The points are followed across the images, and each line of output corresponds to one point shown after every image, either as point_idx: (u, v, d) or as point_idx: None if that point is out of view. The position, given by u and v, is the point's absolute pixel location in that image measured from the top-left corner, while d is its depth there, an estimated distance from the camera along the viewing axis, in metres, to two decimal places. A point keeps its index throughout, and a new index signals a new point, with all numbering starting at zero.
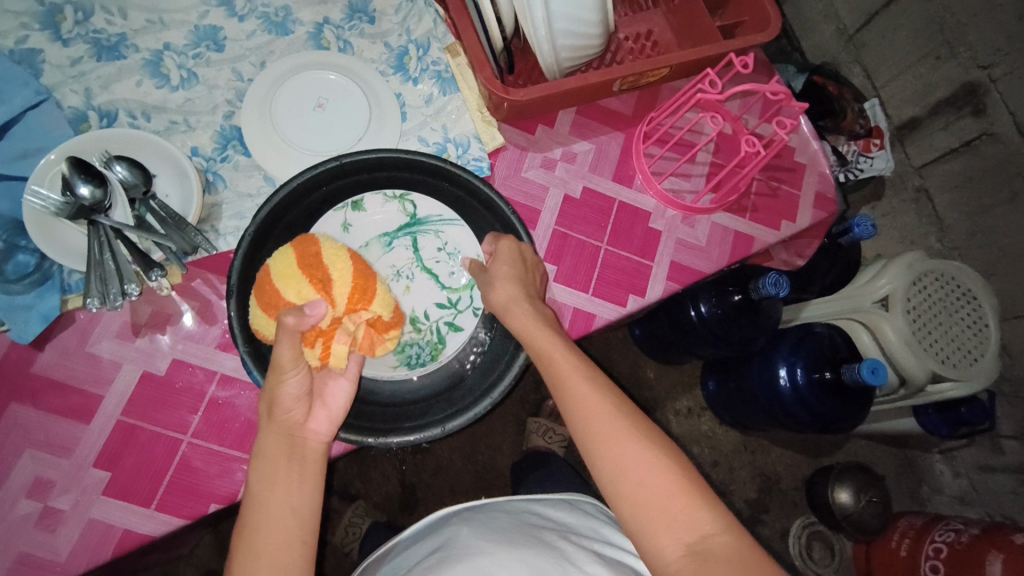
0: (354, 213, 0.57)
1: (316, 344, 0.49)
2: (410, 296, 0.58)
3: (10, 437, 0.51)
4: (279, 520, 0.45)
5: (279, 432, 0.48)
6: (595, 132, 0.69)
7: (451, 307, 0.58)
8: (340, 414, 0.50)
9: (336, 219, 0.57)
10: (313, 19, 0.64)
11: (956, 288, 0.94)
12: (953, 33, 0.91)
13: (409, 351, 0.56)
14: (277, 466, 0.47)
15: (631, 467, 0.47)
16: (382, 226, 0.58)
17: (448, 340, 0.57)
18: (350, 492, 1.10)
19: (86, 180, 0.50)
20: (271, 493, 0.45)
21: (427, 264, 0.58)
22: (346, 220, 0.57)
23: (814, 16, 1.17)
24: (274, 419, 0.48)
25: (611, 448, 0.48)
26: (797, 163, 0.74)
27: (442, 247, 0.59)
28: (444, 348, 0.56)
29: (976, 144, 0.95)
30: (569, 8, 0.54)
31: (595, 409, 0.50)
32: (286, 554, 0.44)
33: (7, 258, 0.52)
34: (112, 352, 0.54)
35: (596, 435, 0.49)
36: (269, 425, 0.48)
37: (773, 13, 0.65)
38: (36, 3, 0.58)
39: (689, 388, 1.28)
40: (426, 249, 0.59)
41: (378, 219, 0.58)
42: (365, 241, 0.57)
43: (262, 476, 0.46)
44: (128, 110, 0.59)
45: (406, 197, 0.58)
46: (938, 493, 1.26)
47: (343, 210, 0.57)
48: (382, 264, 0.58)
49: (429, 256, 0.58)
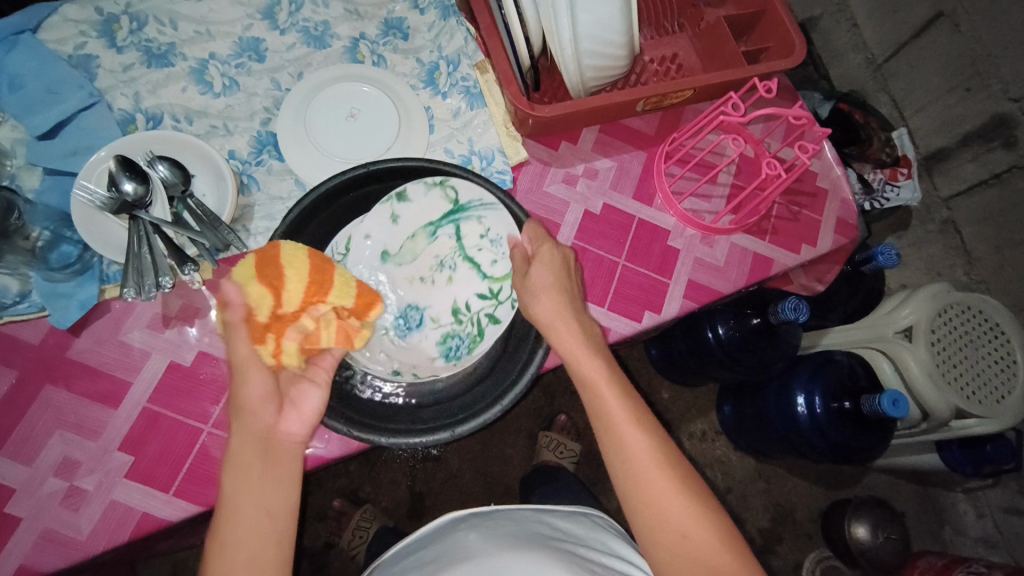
0: (399, 205, 0.59)
1: (267, 339, 0.52)
2: (452, 286, 0.60)
3: (43, 417, 0.53)
4: (255, 525, 0.45)
5: (249, 437, 0.48)
6: (618, 150, 0.71)
7: (491, 298, 0.59)
8: (313, 416, 0.50)
9: (383, 212, 0.58)
10: (350, 34, 0.67)
11: (984, 323, 0.92)
12: (984, 65, 0.90)
13: (451, 342, 0.57)
14: (250, 469, 0.47)
15: (651, 486, 0.48)
16: (427, 217, 0.59)
17: (486, 333, 0.57)
18: (360, 496, 1.11)
19: (130, 177, 0.53)
20: (244, 496, 0.46)
21: (468, 253, 0.60)
22: (393, 212, 0.59)
23: (842, 45, 1.17)
24: (245, 424, 0.49)
25: (633, 464, 0.49)
26: (819, 188, 0.74)
27: (483, 233, 0.59)
28: (481, 341, 0.57)
29: (1006, 177, 0.94)
30: (596, 29, 0.56)
31: (621, 426, 0.51)
32: (261, 556, 0.45)
33: (52, 248, 0.55)
34: (142, 342, 0.56)
35: (618, 450, 0.50)
36: (239, 431, 0.49)
37: (798, 39, 0.66)
38: (95, 13, 0.62)
39: (703, 412, 1.27)
40: (468, 236, 0.60)
41: (423, 210, 0.59)
42: (412, 232, 0.60)
43: (236, 481, 0.47)
44: (172, 114, 0.62)
45: (446, 183, 0.59)
46: (961, 535, 1.21)
47: (389, 202, 0.58)
48: (429, 252, 0.60)
49: (471, 244, 0.60)
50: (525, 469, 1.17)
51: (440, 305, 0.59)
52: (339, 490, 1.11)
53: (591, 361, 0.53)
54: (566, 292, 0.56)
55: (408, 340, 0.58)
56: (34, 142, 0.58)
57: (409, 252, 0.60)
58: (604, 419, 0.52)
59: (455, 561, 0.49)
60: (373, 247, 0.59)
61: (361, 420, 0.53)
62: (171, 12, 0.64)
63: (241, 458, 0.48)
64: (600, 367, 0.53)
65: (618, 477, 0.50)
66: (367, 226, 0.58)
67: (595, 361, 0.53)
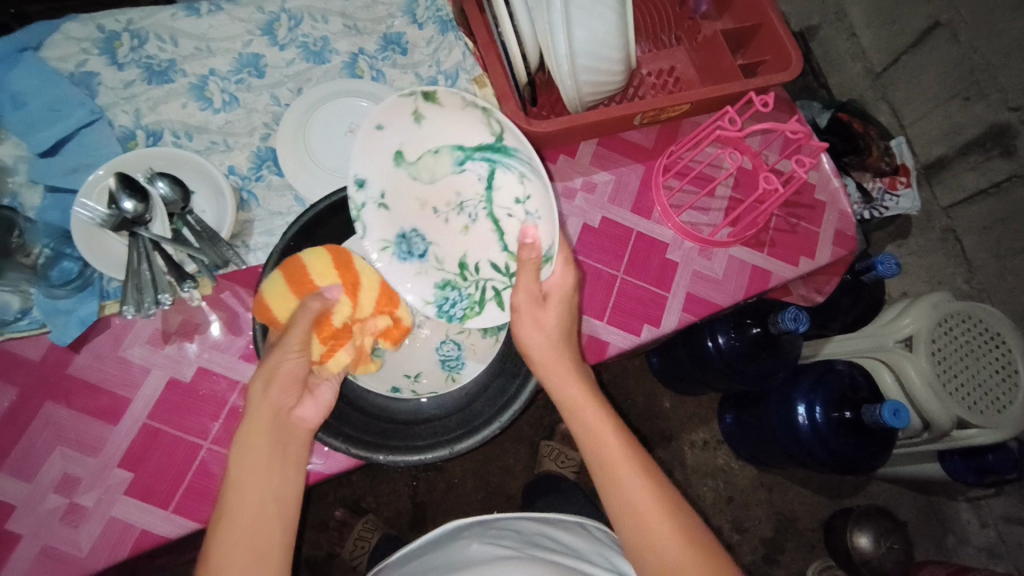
0: (427, 106, 0.56)
1: (327, 341, 0.53)
2: (467, 236, 0.61)
3: (43, 434, 0.53)
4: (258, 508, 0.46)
5: (266, 413, 0.48)
6: (616, 163, 0.71)
7: (503, 273, 0.60)
8: (329, 402, 0.51)
9: (406, 106, 0.56)
10: (349, 49, 0.67)
11: (984, 332, 0.92)
12: (983, 75, 0.91)
13: (449, 295, 0.59)
14: (259, 450, 0.47)
15: (656, 534, 0.48)
16: (456, 136, 0.58)
17: (486, 308, 0.59)
18: (361, 506, 1.10)
19: (130, 195, 0.53)
20: (252, 479, 0.46)
21: (494, 213, 0.60)
22: (417, 110, 0.56)
23: (842, 54, 1.17)
24: (260, 401, 0.49)
25: (635, 512, 0.49)
26: (817, 200, 0.74)
27: (519, 198, 0.59)
28: (477, 314, 0.59)
29: (1006, 186, 0.94)
30: (593, 45, 0.56)
31: (624, 473, 0.50)
32: (262, 540, 0.45)
33: (53, 265, 0.55)
34: (142, 358, 0.57)
35: (621, 497, 0.50)
36: (257, 404, 0.49)
37: (794, 52, 0.66)
38: (97, 30, 0.63)
39: (705, 421, 1.26)
40: (499, 186, 0.60)
41: (452, 125, 0.58)
42: (437, 147, 0.59)
43: (245, 459, 0.47)
44: (173, 130, 0.63)
45: (490, 115, 0.56)
46: (965, 544, 1.20)
47: (414, 99, 0.56)
48: (450, 182, 0.60)
49: (502, 202, 0.60)
50: (526, 479, 1.16)
51: (449, 247, 0.61)
52: (340, 500, 1.11)
53: (595, 414, 0.52)
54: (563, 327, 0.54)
55: (407, 266, 0.59)
56: (36, 159, 0.59)
57: (427, 169, 0.60)
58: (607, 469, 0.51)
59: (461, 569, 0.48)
60: (390, 140, 0.57)
61: (358, 437, 0.53)
62: (172, 29, 0.64)
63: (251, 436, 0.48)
64: (602, 416, 0.52)
65: (621, 526, 0.49)
66: (382, 116, 0.55)
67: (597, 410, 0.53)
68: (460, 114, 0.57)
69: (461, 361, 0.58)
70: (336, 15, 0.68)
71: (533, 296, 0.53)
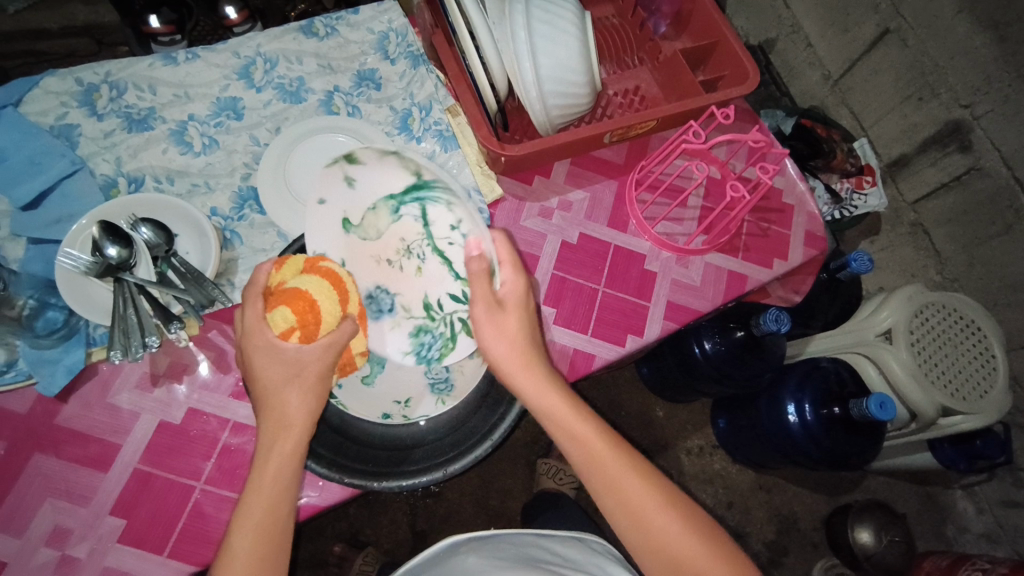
0: (354, 168, 0.57)
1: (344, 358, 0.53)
2: (421, 278, 0.60)
3: (31, 487, 0.53)
4: (265, 510, 0.46)
5: (282, 413, 0.47)
6: (590, 181, 0.73)
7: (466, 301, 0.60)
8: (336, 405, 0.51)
9: (337, 174, 0.57)
10: (324, 87, 0.69)
11: (959, 320, 0.94)
12: (933, 76, 0.95)
13: (424, 340, 0.59)
14: (275, 450, 0.47)
15: (643, 511, 0.51)
16: (386, 186, 0.59)
17: (459, 340, 0.59)
18: (361, 539, 1.09)
19: (113, 242, 0.54)
20: (264, 479, 0.46)
21: (438, 246, 0.60)
22: (347, 175, 0.58)
23: (800, 63, 1.21)
24: (282, 401, 0.47)
25: (628, 503, 0.51)
26: (785, 204, 0.77)
27: (453, 225, 0.58)
28: (454, 347, 0.59)
29: (965, 179, 0.98)
30: (557, 71, 0.59)
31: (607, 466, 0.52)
32: (267, 542, 0.45)
33: (37, 315, 0.56)
34: (131, 403, 0.57)
35: (612, 490, 0.51)
36: (278, 402, 0.47)
37: (751, 66, 0.70)
38: (75, 83, 0.64)
39: (699, 427, 1.27)
40: (435, 220, 0.59)
41: (380, 179, 0.58)
42: (372, 204, 0.59)
43: (262, 458, 0.47)
44: (154, 175, 0.64)
45: (404, 155, 0.57)
46: (964, 531, 1.22)
47: (340, 164, 0.57)
48: (393, 232, 0.60)
49: (441, 233, 0.59)
50: (525, 498, 1.16)
51: (411, 294, 0.60)
52: (339, 534, 1.09)
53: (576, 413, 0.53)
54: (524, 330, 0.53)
55: (383, 323, 0.59)
56: (19, 213, 0.59)
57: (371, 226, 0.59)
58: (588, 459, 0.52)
59: None
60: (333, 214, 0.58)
61: (354, 467, 0.53)
62: (150, 78, 0.66)
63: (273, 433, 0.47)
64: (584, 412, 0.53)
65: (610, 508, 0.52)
66: (321, 190, 0.57)
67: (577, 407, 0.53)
68: (377, 168, 0.58)
69: (450, 383, 0.59)
70: (309, 56, 0.70)
71: (490, 303, 0.53)
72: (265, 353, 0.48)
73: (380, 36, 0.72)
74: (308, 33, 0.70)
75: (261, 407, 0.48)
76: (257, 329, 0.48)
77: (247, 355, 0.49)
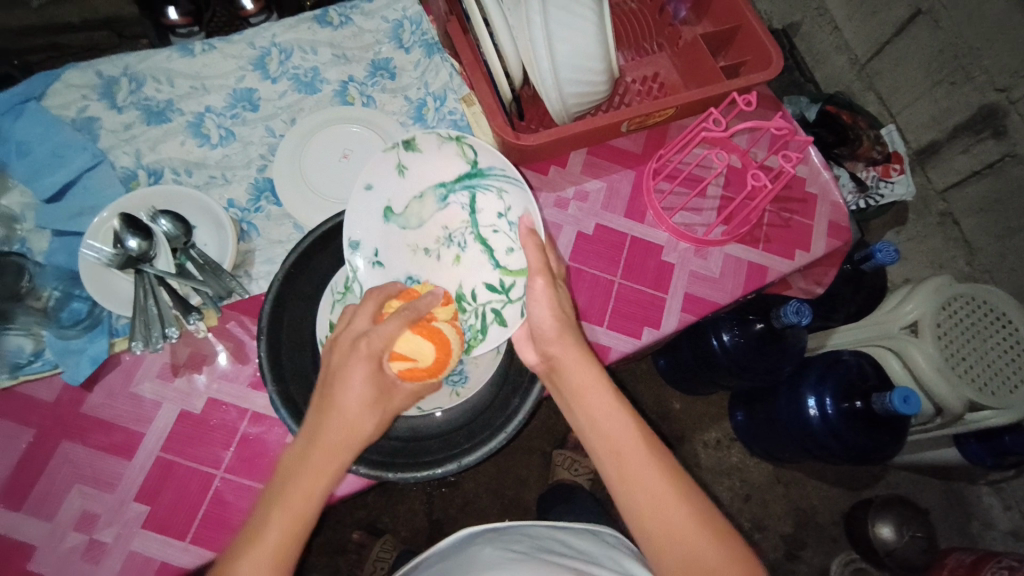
0: (407, 155, 0.61)
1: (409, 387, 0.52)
2: (461, 265, 0.64)
3: (60, 473, 0.54)
4: (298, 513, 0.43)
5: (350, 423, 0.46)
6: (607, 170, 0.72)
7: (501, 293, 0.62)
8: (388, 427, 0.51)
9: (391, 160, 0.61)
10: (339, 78, 0.69)
11: (989, 313, 0.91)
12: (967, 59, 0.91)
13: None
14: (324, 457, 0.45)
15: (644, 478, 0.48)
16: (436, 175, 0.63)
17: (490, 333, 0.60)
18: (378, 527, 1.11)
19: (134, 234, 0.55)
20: (309, 478, 0.44)
21: (481, 233, 0.64)
22: (401, 161, 0.61)
23: (825, 48, 1.18)
24: (351, 412, 0.47)
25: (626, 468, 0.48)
26: (808, 193, 0.75)
27: (501, 212, 0.63)
28: (480, 342, 0.60)
29: (1000, 166, 0.94)
30: (575, 59, 0.58)
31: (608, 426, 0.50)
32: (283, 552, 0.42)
33: (63, 306, 0.57)
34: (153, 392, 0.58)
35: (610, 455, 0.49)
36: (353, 412, 0.47)
37: (774, 51, 0.68)
38: (95, 76, 0.65)
39: (716, 420, 1.26)
40: (482, 208, 0.64)
41: (431, 166, 0.63)
42: (420, 192, 0.63)
43: (309, 461, 0.45)
44: (173, 167, 0.64)
45: (462, 140, 0.62)
46: (990, 528, 1.19)
47: (397, 150, 0.61)
48: (437, 220, 0.64)
49: (485, 221, 0.64)
50: (541, 489, 1.16)
51: (443, 284, 0.63)
52: (357, 522, 1.11)
53: (594, 379, 0.53)
54: (564, 307, 0.57)
55: None
56: (42, 206, 0.60)
57: (415, 215, 0.63)
58: (589, 414, 0.52)
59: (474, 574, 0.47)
60: (379, 198, 0.61)
61: (369, 456, 0.53)
62: (168, 71, 0.66)
63: (339, 448, 0.46)
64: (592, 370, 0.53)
65: (607, 469, 0.49)
66: (369, 175, 0.59)
67: (590, 369, 0.53)
68: (431, 156, 0.62)
69: (464, 375, 0.59)
70: (324, 46, 0.70)
71: (547, 274, 0.56)
72: (374, 367, 0.48)
73: (395, 25, 0.71)
74: (323, 22, 0.70)
75: (329, 409, 0.47)
76: (378, 339, 0.49)
77: (345, 354, 0.49)
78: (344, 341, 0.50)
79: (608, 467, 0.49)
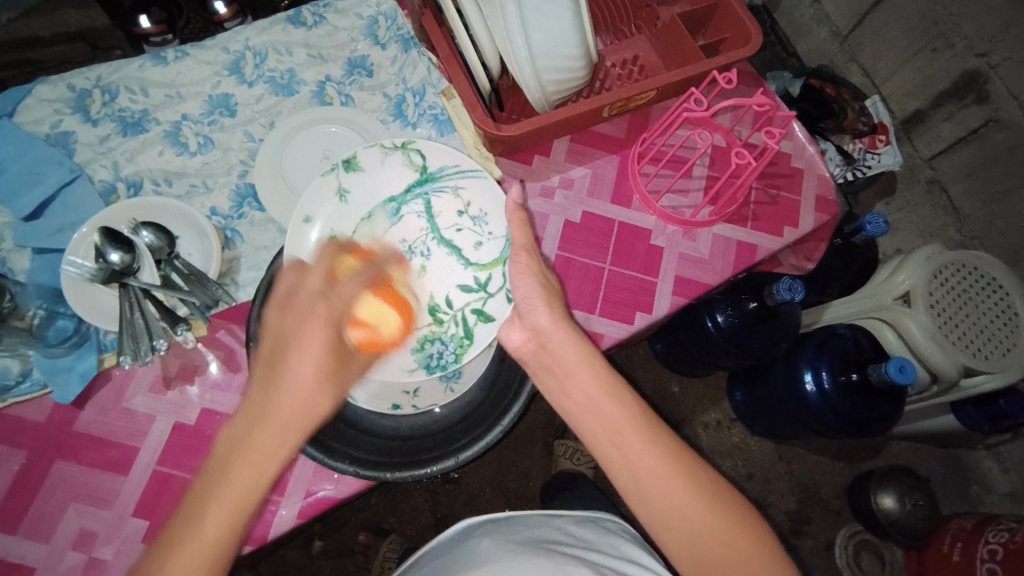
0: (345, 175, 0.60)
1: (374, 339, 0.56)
2: (430, 274, 0.64)
3: (56, 493, 0.54)
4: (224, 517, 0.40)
5: (291, 403, 0.44)
6: (591, 157, 0.72)
7: (482, 291, 0.63)
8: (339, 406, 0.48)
9: (330, 184, 0.60)
10: (315, 78, 0.68)
11: (980, 278, 0.92)
12: (947, 25, 0.90)
13: (432, 350, 0.60)
14: (261, 446, 0.42)
15: (634, 448, 0.48)
16: (385, 189, 0.63)
17: (476, 335, 0.60)
18: (384, 526, 1.11)
19: (116, 247, 0.55)
20: (239, 474, 0.41)
21: (445, 237, 0.64)
22: (339, 185, 0.60)
23: (806, 22, 1.17)
24: (290, 387, 0.44)
25: (620, 440, 0.49)
26: (794, 168, 0.74)
27: (460, 210, 0.64)
28: (467, 348, 0.60)
29: (984, 131, 0.94)
30: (551, 45, 0.56)
31: (596, 398, 0.50)
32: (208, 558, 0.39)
33: (47, 325, 0.56)
34: (145, 406, 0.57)
35: (595, 426, 0.50)
36: (291, 387, 0.44)
37: (753, 29, 0.67)
38: (68, 90, 0.64)
39: (716, 401, 1.27)
40: (439, 211, 0.64)
41: (375, 182, 0.62)
42: (369, 211, 0.62)
43: (239, 455, 0.42)
44: (152, 178, 0.64)
45: (408, 147, 0.62)
46: (991, 492, 1.20)
47: (334, 174, 0.60)
48: (394, 235, 0.64)
49: (446, 223, 0.64)
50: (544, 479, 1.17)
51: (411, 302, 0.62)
52: (363, 523, 1.11)
53: (580, 356, 0.53)
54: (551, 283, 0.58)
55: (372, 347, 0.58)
56: (21, 224, 0.60)
57: (365, 237, 0.62)
58: (569, 374, 0.52)
59: (473, 566, 0.47)
60: (322, 229, 0.60)
61: (368, 458, 0.53)
62: (141, 80, 0.65)
63: (289, 424, 0.43)
64: (580, 358, 0.53)
65: (601, 447, 0.49)
66: (304, 208, 0.58)
67: (575, 348, 0.53)
68: (373, 173, 0.62)
69: (457, 370, 0.59)
70: (299, 46, 0.69)
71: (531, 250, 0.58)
72: (328, 332, 0.48)
73: (369, 21, 0.70)
74: (296, 22, 0.69)
75: (275, 383, 0.45)
76: (343, 295, 0.50)
77: (298, 314, 0.48)
78: (297, 300, 0.49)
79: (591, 437, 0.50)
